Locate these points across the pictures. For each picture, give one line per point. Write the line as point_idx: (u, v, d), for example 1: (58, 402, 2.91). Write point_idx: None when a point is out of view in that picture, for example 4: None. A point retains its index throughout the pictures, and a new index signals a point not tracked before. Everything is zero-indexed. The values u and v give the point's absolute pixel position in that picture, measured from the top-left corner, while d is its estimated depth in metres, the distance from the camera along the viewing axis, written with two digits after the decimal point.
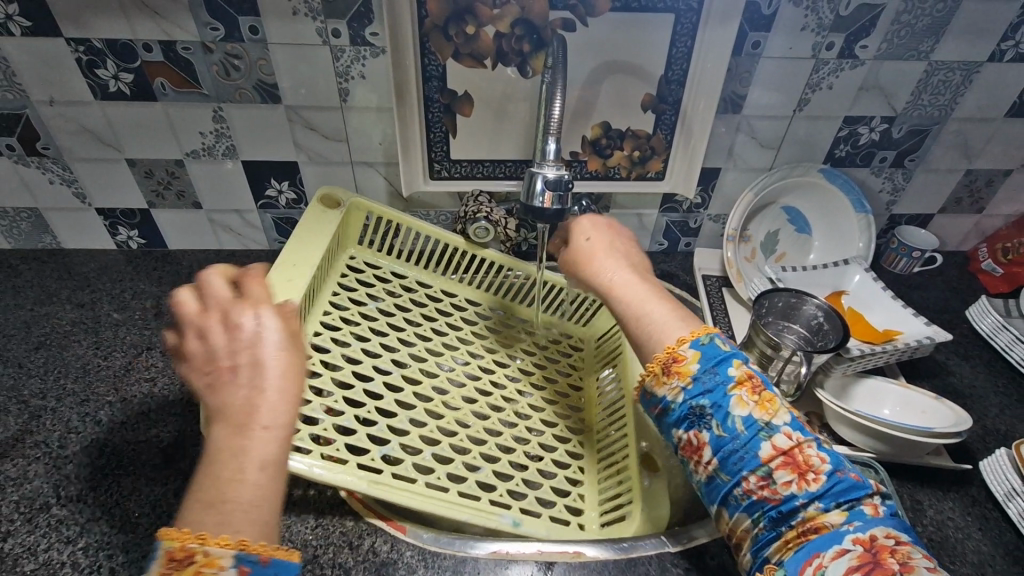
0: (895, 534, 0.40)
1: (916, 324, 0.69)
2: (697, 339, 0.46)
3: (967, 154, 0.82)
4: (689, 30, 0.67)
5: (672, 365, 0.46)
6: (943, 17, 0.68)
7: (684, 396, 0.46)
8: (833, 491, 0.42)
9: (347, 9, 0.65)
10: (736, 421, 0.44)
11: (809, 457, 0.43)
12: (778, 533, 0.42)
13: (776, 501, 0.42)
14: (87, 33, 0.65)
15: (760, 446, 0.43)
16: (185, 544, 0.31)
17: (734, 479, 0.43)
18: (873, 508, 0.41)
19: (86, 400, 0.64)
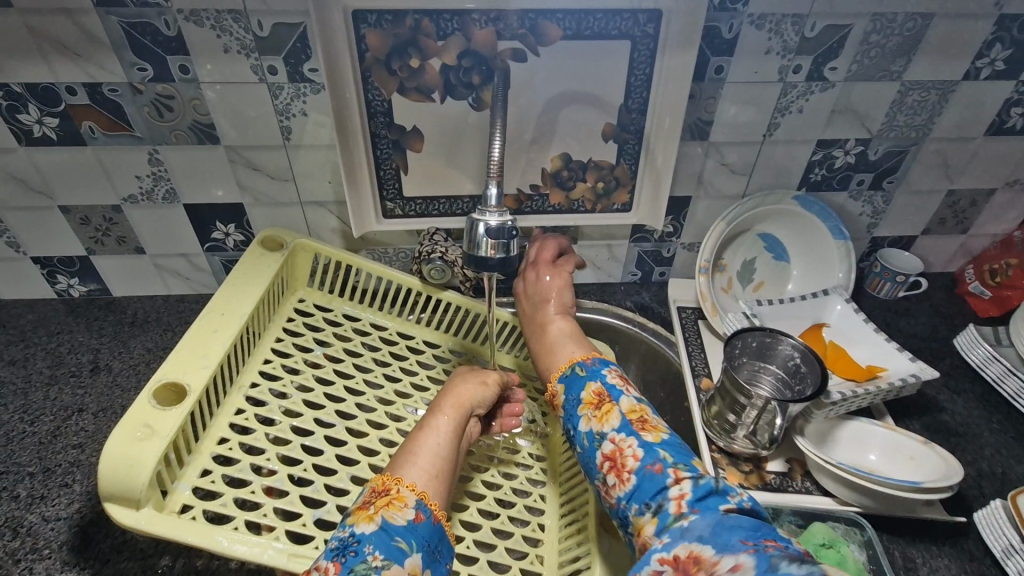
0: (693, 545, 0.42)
1: (902, 361, 0.64)
2: (562, 372, 0.61)
3: (948, 174, 0.78)
4: (646, 57, 0.63)
5: (552, 399, 0.61)
6: (913, 36, 0.65)
7: (562, 422, 0.58)
8: (640, 496, 0.48)
9: (281, 44, 0.61)
10: (580, 436, 0.55)
11: (631, 461, 0.50)
12: (630, 536, 0.48)
13: (612, 502, 0.51)
14: (4, 77, 0.61)
15: (602, 451, 0.53)
16: (387, 483, 0.47)
17: (595, 479, 0.53)
18: (683, 506, 0.46)
19: (5, 472, 0.59)
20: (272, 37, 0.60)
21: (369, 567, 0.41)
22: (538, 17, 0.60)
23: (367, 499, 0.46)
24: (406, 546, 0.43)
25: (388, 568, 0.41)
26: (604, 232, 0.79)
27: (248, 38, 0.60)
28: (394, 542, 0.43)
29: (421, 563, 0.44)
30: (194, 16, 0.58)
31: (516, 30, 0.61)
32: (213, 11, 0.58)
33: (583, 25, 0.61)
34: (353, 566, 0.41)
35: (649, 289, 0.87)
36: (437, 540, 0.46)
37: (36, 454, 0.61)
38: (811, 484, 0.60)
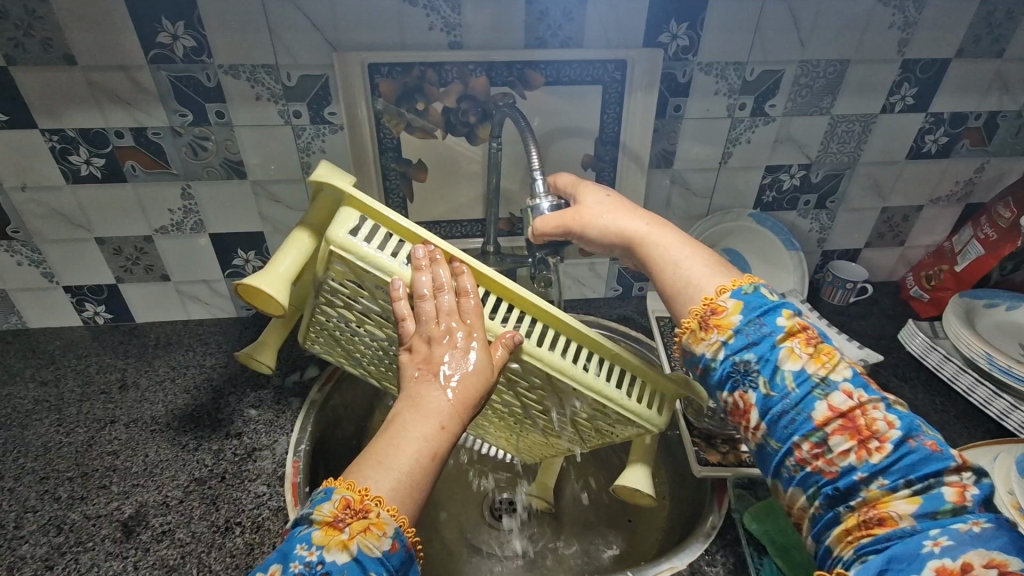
0: (996, 564, 0.38)
1: (850, 348, 0.76)
2: (740, 290, 0.52)
3: (881, 194, 0.91)
4: (616, 98, 0.75)
5: (711, 319, 0.52)
6: (836, 78, 0.78)
7: (726, 351, 0.50)
8: (899, 466, 0.44)
9: (306, 92, 0.71)
10: (788, 379, 0.48)
11: (871, 421, 0.46)
12: (836, 513, 0.46)
13: (832, 473, 0.46)
14: (61, 123, 0.70)
15: (815, 406, 0.47)
16: (364, 498, 0.42)
17: (785, 447, 0.48)
18: (958, 492, 0.43)
19: (46, 477, 0.65)
20: (298, 86, 0.71)
21: None
22: (525, 67, 0.72)
23: (341, 513, 0.41)
24: None
25: None
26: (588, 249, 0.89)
27: (277, 87, 0.71)
28: None
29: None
30: (233, 70, 0.69)
31: (506, 77, 0.72)
32: (249, 66, 0.69)
33: (562, 73, 0.73)
34: None
35: (629, 302, 0.96)
36: (406, 570, 0.43)
37: (74, 461, 0.67)
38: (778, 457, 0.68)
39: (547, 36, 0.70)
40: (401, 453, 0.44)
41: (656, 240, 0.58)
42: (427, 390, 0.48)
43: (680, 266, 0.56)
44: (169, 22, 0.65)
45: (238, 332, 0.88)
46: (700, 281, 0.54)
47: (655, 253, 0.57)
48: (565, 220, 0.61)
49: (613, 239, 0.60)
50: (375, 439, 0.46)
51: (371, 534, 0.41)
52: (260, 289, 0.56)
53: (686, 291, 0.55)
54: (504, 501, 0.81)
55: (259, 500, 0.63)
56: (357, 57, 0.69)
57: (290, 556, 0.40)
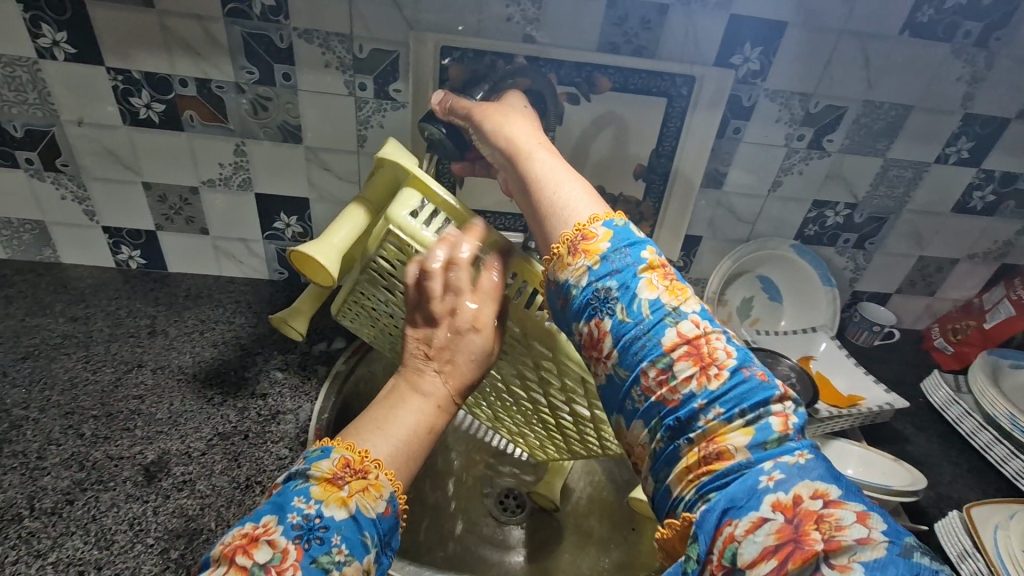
0: (824, 493, 0.34)
1: (876, 392, 0.76)
2: (610, 219, 0.45)
3: (919, 243, 0.91)
4: (679, 113, 0.76)
5: (580, 244, 0.45)
6: (896, 122, 0.78)
7: (589, 277, 0.44)
8: (734, 394, 0.39)
9: (375, 66, 0.72)
10: (643, 305, 0.42)
11: (714, 350, 0.41)
12: (676, 448, 0.39)
13: (675, 403, 0.39)
14: (128, 64, 0.70)
15: (664, 333, 0.41)
16: (364, 460, 0.40)
17: (632, 375, 0.41)
18: (782, 422, 0.39)
19: (71, 413, 0.65)
20: (368, 59, 0.71)
21: (332, 560, 0.35)
22: (594, 71, 0.72)
23: (340, 471, 0.39)
24: (370, 542, 0.38)
25: (352, 566, 0.36)
26: None
27: (347, 57, 0.71)
28: (361, 536, 0.37)
29: (375, 561, 0.39)
30: (307, 34, 0.69)
31: (574, 78, 0.73)
32: (324, 32, 0.69)
33: (630, 81, 0.73)
34: (315, 556, 0.35)
35: None
36: (391, 537, 0.41)
37: (99, 399, 0.67)
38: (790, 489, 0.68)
39: (620, 42, 0.71)
40: (401, 422, 0.44)
41: (540, 157, 0.54)
42: (429, 368, 0.47)
43: (563, 186, 0.50)
44: None
45: (268, 295, 0.88)
46: (579, 204, 0.48)
47: (539, 167, 0.53)
48: (478, 113, 0.60)
49: (502, 144, 0.56)
50: (374, 407, 0.45)
51: (367, 495, 0.39)
52: (310, 253, 0.56)
53: (557, 207, 0.49)
54: (512, 496, 0.80)
55: (281, 463, 0.63)
56: (432, 38, 0.69)
57: (284, 508, 0.37)
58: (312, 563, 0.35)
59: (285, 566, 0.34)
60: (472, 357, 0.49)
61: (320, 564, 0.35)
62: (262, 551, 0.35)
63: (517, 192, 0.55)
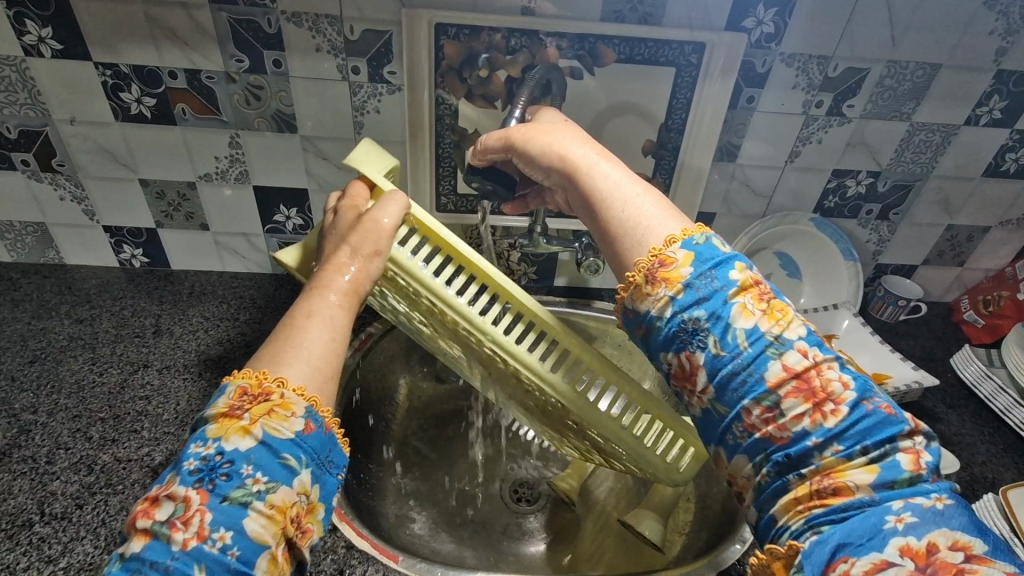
0: (961, 543, 0.33)
1: (904, 369, 0.73)
2: (690, 239, 0.43)
3: (948, 211, 0.86)
4: (689, 84, 0.72)
5: (658, 271, 0.43)
6: (922, 83, 0.73)
7: (673, 307, 0.42)
8: (854, 431, 0.38)
9: (367, 48, 0.69)
10: (739, 337, 0.41)
11: (828, 381, 0.40)
12: (786, 483, 0.39)
13: (783, 439, 0.39)
14: (115, 58, 0.68)
15: (768, 366, 0.40)
16: (262, 382, 0.39)
17: (734, 411, 0.41)
18: (913, 460, 0.38)
19: (78, 416, 0.64)
20: (360, 41, 0.68)
21: (247, 493, 0.35)
22: (597, 41, 0.68)
23: (237, 403, 0.38)
24: (294, 464, 0.37)
25: (273, 492, 0.36)
26: None
27: (338, 40, 0.68)
28: (277, 459, 0.37)
29: (313, 480, 0.38)
30: (295, 18, 0.66)
31: (578, 51, 0.69)
32: (313, 14, 0.66)
33: (637, 51, 0.69)
34: (226, 494, 0.35)
35: None
36: (331, 451, 0.40)
37: (106, 402, 0.66)
38: None
39: (624, 10, 0.67)
40: (309, 333, 0.42)
41: (600, 174, 0.49)
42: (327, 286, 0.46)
43: (629, 205, 0.47)
44: None
45: (273, 289, 0.87)
46: (654, 225, 0.45)
47: (603, 186, 0.48)
48: (521, 128, 0.56)
49: (555, 161, 0.51)
50: (273, 331, 0.43)
51: (279, 416, 0.38)
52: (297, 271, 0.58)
53: (637, 234, 0.45)
54: (526, 487, 0.79)
55: None
56: (427, 15, 0.66)
57: (184, 457, 0.37)
58: (223, 502, 0.35)
59: (192, 513, 0.34)
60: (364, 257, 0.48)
61: (233, 500, 0.35)
62: (164, 506, 0.35)
63: (579, 213, 0.51)
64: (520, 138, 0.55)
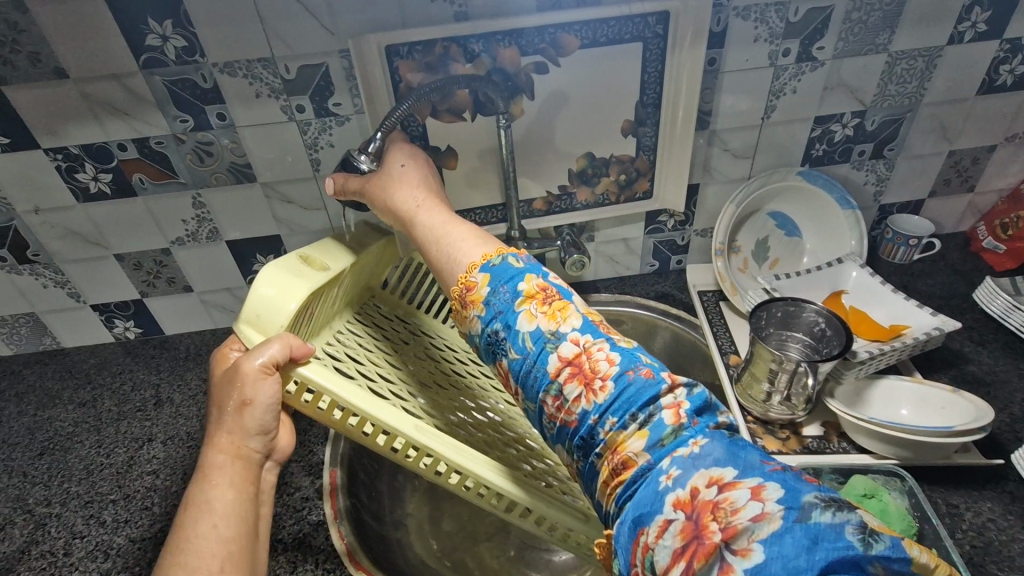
0: (715, 478, 0.35)
1: (922, 317, 0.68)
2: (488, 262, 0.49)
3: (946, 136, 0.81)
4: (657, 55, 0.68)
5: (467, 296, 0.49)
6: (894, 10, 0.68)
7: (481, 323, 0.48)
8: (620, 401, 0.40)
9: (307, 84, 0.67)
10: (526, 339, 0.45)
11: (596, 363, 0.42)
12: (594, 465, 0.41)
13: (574, 423, 0.42)
14: (63, 141, 0.68)
15: (549, 360, 0.44)
16: None
17: (537, 405, 0.44)
18: (674, 413, 0.39)
19: (90, 501, 0.65)
20: (298, 78, 0.66)
21: None
22: (556, 30, 0.65)
23: None
24: None
25: None
26: (619, 224, 0.84)
27: (276, 82, 0.66)
28: None
29: None
30: (228, 68, 0.65)
31: (537, 45, 0.66)
32: (245, 61, 0.64)
33: (598, 33, 0.66)
34: None
35: (668, 277, 0.90)
36: None
37: (115, 483, 0.66)
38: (848, 444, 0.61)
39: None
40: (200, 525, 0.42)
41: (423, 218, 0.58)
42: (216, 469, 0.45)
43: (443, 241, 0.55)
44: (156, 22, 0.61)
45: None
46: (461, 255, 0.52)
47: (424, 232, 0.57)
48: (372, 183, 0.62)
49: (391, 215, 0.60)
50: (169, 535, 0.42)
51: None
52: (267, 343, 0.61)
53: (450, 265, 0.53)
54: None
55: (299, 515, 0.63)
56: (372, 42, 0.63)
57: None
58: None
59: None
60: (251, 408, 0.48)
61: None
62: None
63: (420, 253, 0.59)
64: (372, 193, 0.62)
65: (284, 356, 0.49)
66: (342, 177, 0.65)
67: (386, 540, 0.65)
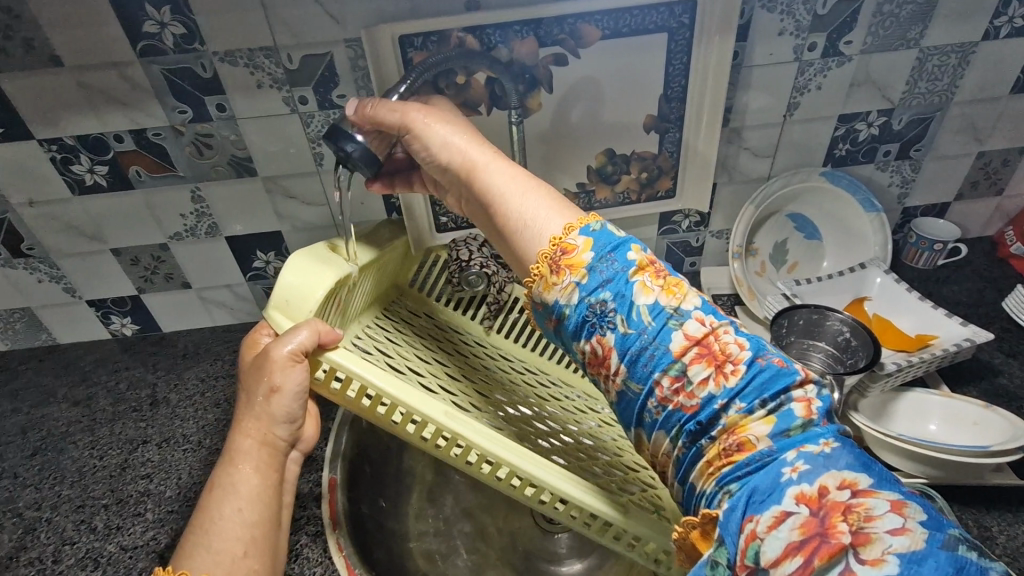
0: (848, 481, 0.34)
1: (952, 327, 0.65)
2: (588, 226, 0.44)
3: (976, 137, 0.77)
4: (683, 47, 0.65)
5: (561, 261, 0.44)
6: (927, 3, 0.65)
7: (579, 292, 0.43)
8: (751, 386, 0.39)
9: (311, 74, 0.64)
10: (644, 313, 0.41)
11: (725, 345, 0.40)
12: (699, 448, 0.40)
13: (691, 407, 0.39)
14: (58, 131, 0.65)
15: (670, 338, 0.41)
16: None
17: (645, 386, 0.41)
18: (805, 407, 0.38)
19: (82, 506, 0.62)
20: (301, 69, 0.64)
21: None
22: (576, 20, 0.62)
23: None
24: None
25: None
26: (632, 225, 0.81)
27: (279, 72, 0.63)
28: None
29: None
30: (228, 57, 0.62)
31: (555, 35, 0.63)
32: (246, 49, 0.62)
33: (621, 23, 0.63)
34: None
35: (681, 280, 0.87)
36: None
37: (108, 486, 0.64)
38: (872, 460, 0.58)
39: None
40: (223, 506, 0.42)
41: (496, 171, 0.49)
42: (243, 450, 0.45)
43: (526, 198, 0.47)
44: (153, 8, 0.58)
45: None
46: (548, 218, 0.46)
47: (491, 183, 0.48)
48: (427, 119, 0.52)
49: (453, 160, 0.51)
50: (195, 509, 0.43)
51: None
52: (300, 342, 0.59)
53: (535, 227, 0.46)
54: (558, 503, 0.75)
55: (296, 525, 0.61)
56: (385, 31, 0.60)
57: None
58: None
59: None
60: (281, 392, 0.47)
61: None
62: None
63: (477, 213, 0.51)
64: (425, 130, 0.51)
65: (312, 342, 0.47)
66: (372, 101, 0.53)
67: (386, 551, 0.63)
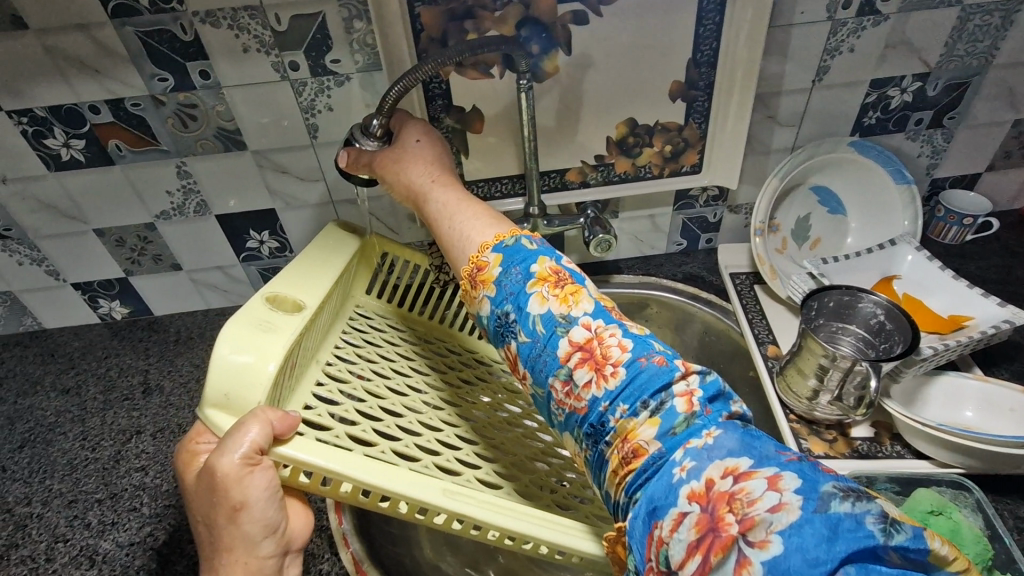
0: (729, 467, 0.31)
1: (987, 307, 0.61)
2: (501, 242, 0.44)
3: (1015, 103, 0.72)
4: (716, 4, 0.59)
5: (477, 276, 0.45)
6: None
7: (490, 305, 0.43)
8: (631, 387, 0.37)
9: (301, 37, 0.59)
10: (537, 322, 0.41)
11: (608, 349, 0.38)
12: (603, 453, 0.37)
13: (583, 409, 0.38)
14: (28, 102, 0.60)
15: (559, 345, 0.40)
16: None
17: (546, 390, 0.40)
18: (687, 401, 0.35)
19: (74, 501, 0.60)
20: (290, 31, 0.58)
21: None
22: None
23: None
24: None
25: None
26: (646, 200, 0.76)
27: (266, 35, 0.58)
28: None
29: None
30: (210, 17, 0.56)
31: None
32: (229, 9, 0.56)
33: None
34: None
35: (696, 257, 0.83)
36: None
37: (101, 480, 0.61)
38: (903, 449, 0.56)
39: None
40: None
41: (436, 196, 0.52)
42: None
43: (455, 218, 0.49)
44: None
45: None
46: (473, 233, 0.46)
47: (434, 209, 0.51)
48: (405, 151, 0.54)
49: (404, 194, 0.54)
50: None
51: None
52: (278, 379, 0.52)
53: (458, 245, 0.47)
54: None
55: None
56: None
57: None
58: None
59: None
60: (249, 508, 0.39)
61: None
62: None
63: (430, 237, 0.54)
64: (384, 167, 0.55)
65: (266, 436, 0.40)
66: (358, 151, 0.56)
67: (393, 545, 0.60)
